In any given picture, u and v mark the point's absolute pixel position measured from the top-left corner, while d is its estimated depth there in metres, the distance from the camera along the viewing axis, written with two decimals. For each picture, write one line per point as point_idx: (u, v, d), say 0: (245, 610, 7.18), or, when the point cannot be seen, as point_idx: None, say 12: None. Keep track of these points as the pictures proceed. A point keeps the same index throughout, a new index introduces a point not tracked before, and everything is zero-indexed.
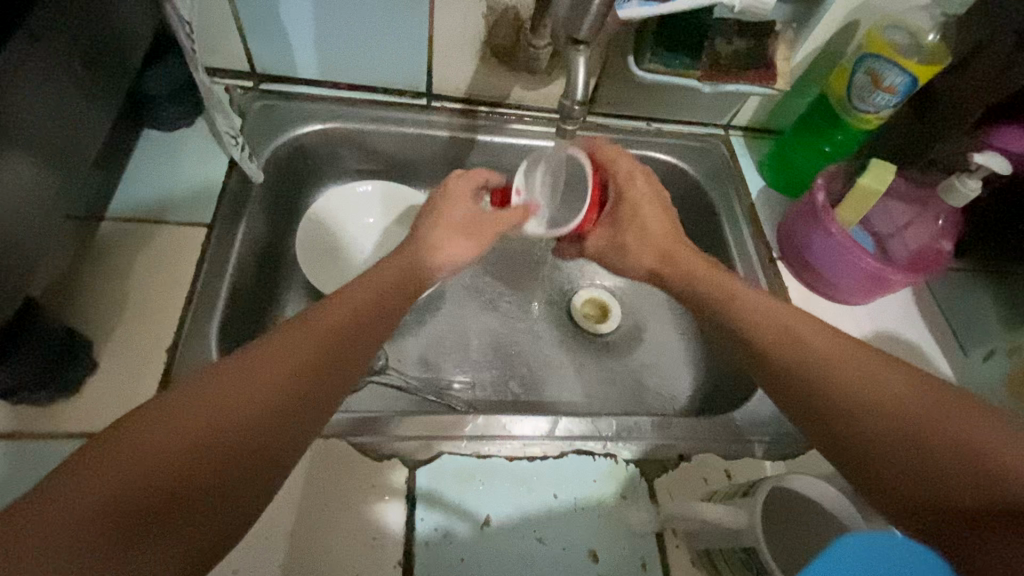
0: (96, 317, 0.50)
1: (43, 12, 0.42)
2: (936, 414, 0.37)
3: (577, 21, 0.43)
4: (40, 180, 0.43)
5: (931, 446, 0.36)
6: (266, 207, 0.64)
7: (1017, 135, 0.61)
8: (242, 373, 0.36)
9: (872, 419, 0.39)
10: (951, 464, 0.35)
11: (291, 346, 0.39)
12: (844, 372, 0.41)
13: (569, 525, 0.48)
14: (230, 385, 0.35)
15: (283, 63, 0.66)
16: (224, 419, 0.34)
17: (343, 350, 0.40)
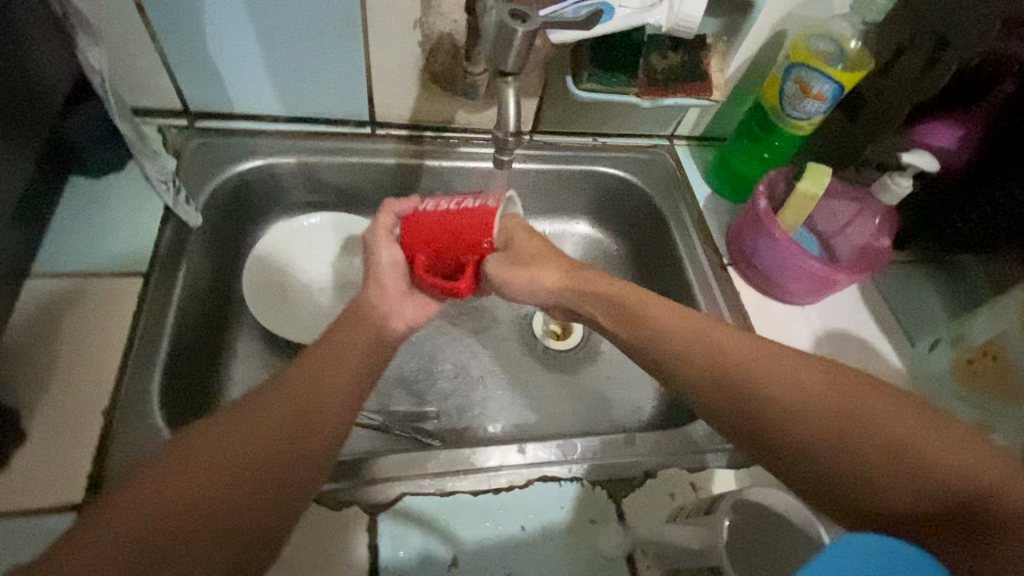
0: (25, 382, 0.47)
1: None
2: (870, 407, 0.39)
3: (503, 53, 0.43)
4: None
5: (866, 456, 0.38)
6: (207, 250, 0.62)
7: (942, 131, 0.64)
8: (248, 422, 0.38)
9: (816, 425, 0.39)
10: (887, 463, 0.37)
11: (284, 397, 0.40)
12: (777, 384, 0.41)
13: (537, 557, 0.47)
14: (255, 417, 0.38)
15: (217, 100, 0.64)
16: (243, 458, 0.36)
17: (327, 399, 0.41)
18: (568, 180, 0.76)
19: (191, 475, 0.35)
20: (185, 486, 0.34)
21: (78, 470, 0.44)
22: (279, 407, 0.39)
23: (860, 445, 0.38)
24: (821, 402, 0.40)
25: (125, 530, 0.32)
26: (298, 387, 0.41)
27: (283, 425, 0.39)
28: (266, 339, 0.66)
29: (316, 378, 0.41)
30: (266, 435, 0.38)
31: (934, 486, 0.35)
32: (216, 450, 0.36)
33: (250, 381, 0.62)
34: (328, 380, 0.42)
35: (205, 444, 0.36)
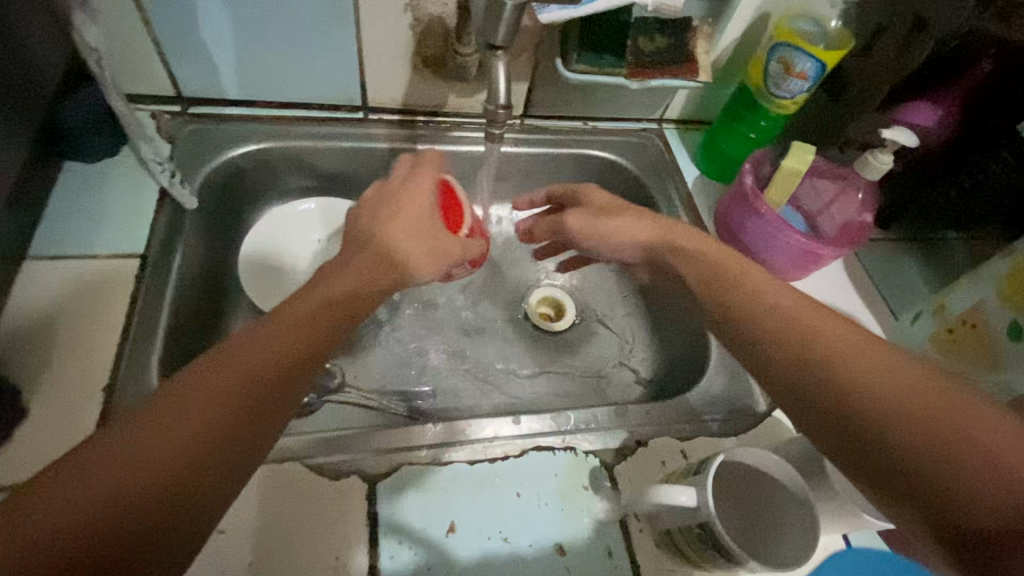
0: (25, 361, 0.48)
1: None
2: (965, 411, 0.32)
3: (493, 27, 0.44)
4: None
5: (936, 445, 0.31)
6: (202, 234, 0.62)
7: (921, 110, 0.66)
8: (188, 399, 0.34)
9: (888, 402, 0.33)
10: (969, 467, 0.30)
11: (229, 368, 0.36)
12: (859, 361, 0.36)
13: (534, 521, 0.48)
14: (193, 399, 0.34)
15: (210, 85, 0.65)
16: (173, 446, 0.33)
17: (274, 382, 0.37)
18: (558, 163, 0.77)
19: (117, 464, 0.31)
20: (121, 473, 0.31)
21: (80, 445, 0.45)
22: (223, 382, 0.35)
23: (925, 432, 0.32)
24: (896, 386, 0.34)
25: (62, 513, 0.29)
26: (235, 369, 0.36)
27: (232, 401, 0.35)
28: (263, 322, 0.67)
29: (256, 356, 0.37)
30: (208, 414, 0.34)
31: (988, 488, 0.29)
32: (144, 440, 0.32)
33: None
34: (276, 351, 0.38)
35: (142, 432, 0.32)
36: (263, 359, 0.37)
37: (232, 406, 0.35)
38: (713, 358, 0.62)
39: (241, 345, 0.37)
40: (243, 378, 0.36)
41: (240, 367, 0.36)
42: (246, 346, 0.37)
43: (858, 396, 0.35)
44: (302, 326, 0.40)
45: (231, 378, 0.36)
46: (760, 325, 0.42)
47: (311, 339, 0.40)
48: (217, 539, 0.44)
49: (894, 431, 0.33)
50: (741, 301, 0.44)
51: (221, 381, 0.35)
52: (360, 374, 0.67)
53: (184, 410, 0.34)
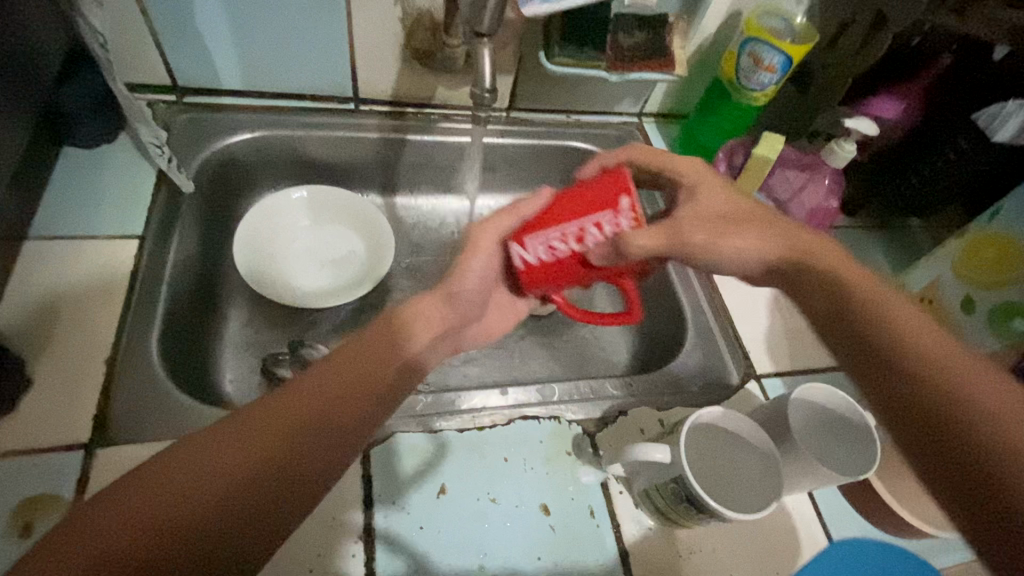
0: (28, 336, 0.49)
1: None
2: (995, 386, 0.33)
3: (478, 15, 0.47)
4: None
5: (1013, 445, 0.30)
6: (198, 218, 0.64)
7: (886, 103, 0.69)
8: (229, 443, 0.36)
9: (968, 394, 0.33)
10: (985, 428, 0.32)
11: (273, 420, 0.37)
12: (912, 324, 0.38)
13: (520, 483, 0.51)
14: (251, 437, 0.36)
15: (204, 75, 0.67)
16: (225, 480, 0.34)
17: (328, 426, 0.38)
18: (543, 154, 0.81)
19: (175, 487, 0.33)
20: (161, 508, 0.32)
21: (83, 415, 0.46)
22: (266, 432, 0.36)
23: (970, 391, 0.33)
24: (947, 353, 0.36)
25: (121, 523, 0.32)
26: (297, 409, 0.38)
27: (271, 454, 0.36)
28: (257, 305, 0.69)
29: (319, 395, 0.39)
30: (249, 459, 0.35)
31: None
32: (201, 466, 0.34)
33: (242, 344, 0.65)
34: (334, 393, 0.39)
35: (198, 461, 0.34)
36: (312, 411, 0.38)
37: (278, 458, 0.36)
38: (690, 335, 0.65)
39: (313, 383, 0.39)
40: (290, 426, 0.37)
41: (292, 418, 0.37)
42: (317, 379, 0.40)
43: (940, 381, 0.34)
44: (354, 378, 0.40)
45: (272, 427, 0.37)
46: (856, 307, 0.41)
47: (371, 380, 0.41)
48: None
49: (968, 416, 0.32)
50: (791, 260, 0.46)
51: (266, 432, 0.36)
52: None
53: (223, 452, 0.35)
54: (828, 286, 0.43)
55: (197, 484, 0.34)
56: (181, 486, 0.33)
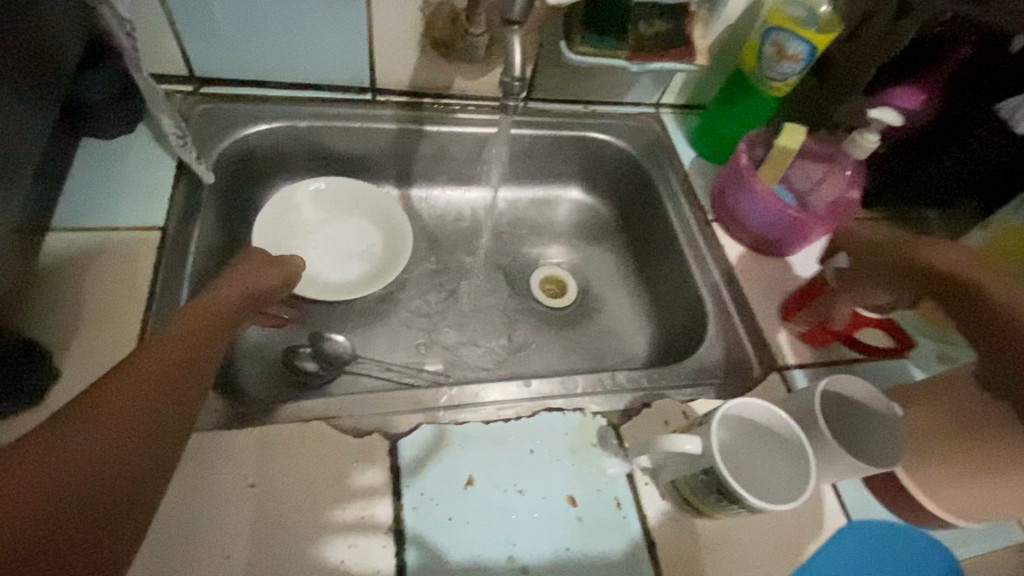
0: (54, 328, 0.49)
1: None
2: None
3: (509, 3, 0.47)
4: None
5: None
6: (217, 209, 0.64)
7: (904, 93, 0.70)
8: (76, 436, 0.33)
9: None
10: None
11: (119, 409, 0.36)
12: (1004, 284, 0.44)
13: (546, 475, 0.51)
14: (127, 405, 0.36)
15: (221, 64, 0.66)
16: (116, 442, 0.35)
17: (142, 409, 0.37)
18: (560, 146, 0.80)
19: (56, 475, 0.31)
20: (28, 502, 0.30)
21: None
22: (123, 420, 0.35)
23: None
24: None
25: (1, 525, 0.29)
26: (140, 387, 0.38)
27: (153, 421, 0.37)
28: None
29: (150, 376, 0.39)
30: (130, 431, 0.35)
31: None
32: (84, 449, 0.33)
33: (262, 336, 0.65)
34: (165, 372, 0.40)
35: (70, 442, 0.33)
36: (149, 391, 0.38)
37: (146, 430, 0.36)
38: (711, 328, 0.65)
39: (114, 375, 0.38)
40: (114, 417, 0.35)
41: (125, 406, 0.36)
42: (145, 359, 0.40)
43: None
44: (170, 367, 0.40)
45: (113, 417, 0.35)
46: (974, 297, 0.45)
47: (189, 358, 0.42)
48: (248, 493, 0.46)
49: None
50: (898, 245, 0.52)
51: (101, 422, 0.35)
52: (370, 348, 0.69)
53: (77, 445, 0.33)
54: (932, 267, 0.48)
55: (51, 485, 0.31)
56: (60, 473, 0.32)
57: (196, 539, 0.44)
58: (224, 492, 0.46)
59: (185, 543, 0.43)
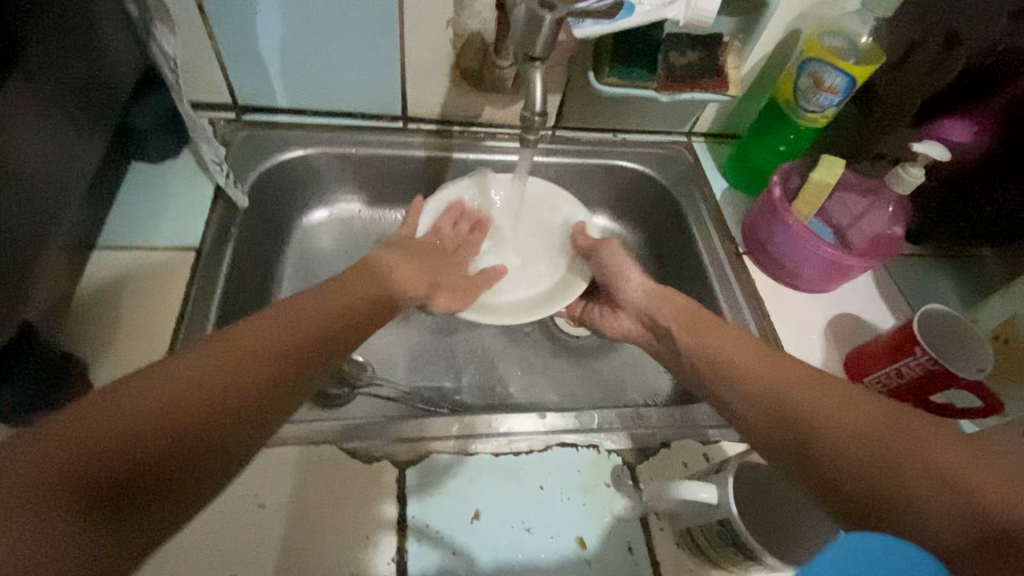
0: (92, 341, 0.52)
1: (56, 61, 0.46)
2: (920, 441, 0.34)
3: (531, 40, 0.47)
4: (46, 212, 0.45)
5: (948, 464, 0.32)
6: (251, 230, 0.66)
7: (955, 126, 0.66)
8: (174, 377, 0.33)
9: (903, 427, 0.36)
10: (921, 485, 0.32)
11: (249, 346, 0.37)
12: (811, 404, 0.40)
13: (556, 514, 0.50)
14: (253, 346, 0.37)
15: (263, 94, 0.69)
16: (245, 376, 0.35)
17: (291, 354, 0.38)
18: (587, 174, 0.80)
19: (175, 393, 0.33)
20: (141, 413, 0.31)
21: None
22: (250, 353, 0.37)
23: (873, 442, 0.36)
24: (863, 436, 0.36)
25: (112, 432, 0.30)
26: (284, 332, 0.39)
27: (269, 364, 0.37)
28: None
29: (276, 332, 0.39)
30: (264, 362, 0.37)
31: (949, 503, 0.30)
32: (201, 375, 0.34)
33: None
34: (295, 335, 0.39)
35: (193, 374, 0.34)
36: (285, 343, 0.38)
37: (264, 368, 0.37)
38: None
39: (273, 318, 0.40)
40: (267, 362, 0.37)
41: (239, 362, 0.36)
42: (305, 309, 0.42)
43: (873, 416, 0.37)
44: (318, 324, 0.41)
45: (211, 375, 0.34)
46: (741, 387, 0.45)
47: (329, 328, 0.42)
48: (257, 513, 0.46)
49: (827, 436, 0.38)
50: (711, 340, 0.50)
51: (212, 359, 0.35)
52: (390, 370, 0.69)
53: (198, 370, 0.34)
54: (728, 370, 0.47)
55: (152, 410, 0.32)
56: (176, 394, 0.33)
57: (202, 560, 0.43)
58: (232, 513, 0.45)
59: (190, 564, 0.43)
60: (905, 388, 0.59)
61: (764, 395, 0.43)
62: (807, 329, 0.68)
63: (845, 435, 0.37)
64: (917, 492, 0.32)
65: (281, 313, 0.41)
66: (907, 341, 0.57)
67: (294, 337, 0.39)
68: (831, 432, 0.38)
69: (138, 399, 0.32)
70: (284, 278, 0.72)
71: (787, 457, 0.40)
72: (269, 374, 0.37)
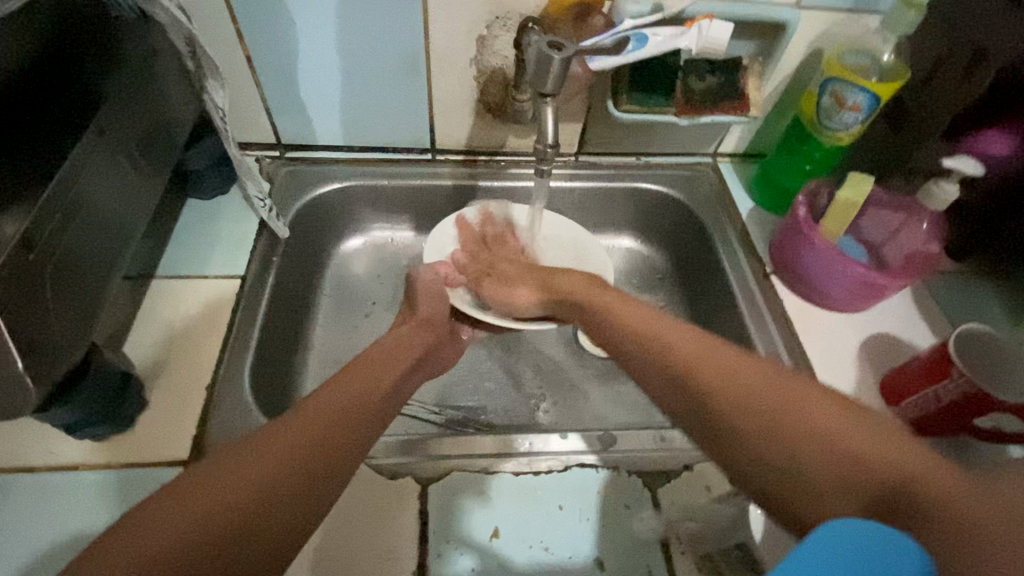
0: (149, 362, 0.57)
1: (123, 118, 0.51)
2: (835, 430, 0.36)
3: (542, 78, 0.50)
4: (114, 249, 0.51)
5: (859, 451, 0.34)
6: (292, 259, 0.71)
7: (996, 139, 0.63)
8: (237, 471, 0.36)
9: (828, 422, 0.36)
10: (848, 473, 0.34)
11: (292, 432, 0.39)
12: (729, 401, 0.40)
13: (575, 535, 0.50)
14: (292, 432, 0.39)
15: (304, 133, 0.75)
16: (288, 459, 0.38)
17: (331, 436, 0.41)
18: (611, 197, 0.81)
19: (226, 485, 0.35)
20: (198, 508, 0.33)
21: (186, 431, 0.52)
22: (295, 438, 0.39)
23: (793, 434, 0.37)
24: (783, 431, 0.37)
25: (174, 529, 0.32)
26: (321, 412, 0.42)
27: (313, 446, 0.39)
28: (337, 339, 0.74)
29: (319, 415, 0.42)
30: (307, 446, 0.39)
31: (863, 486, 0.33)
32: (247, 464, 0.36)
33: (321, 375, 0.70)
34: (329, 417, 0.42)
35: (237, 466, 0.36)
36: (324, 426, 0.41)
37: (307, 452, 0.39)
38: None
39: (316, 401, 0.43)
40: (310, 446, 0.39)
41: (284, 445, 0.38)
42: (338, 389, 0.45)
43: (801, 411, 0.37)
44: (350, 402, 0.44)
45: (258, 465, 0.37)
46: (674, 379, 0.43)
47: (360, 407, 0.45)
48: None
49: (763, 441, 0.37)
50: None
51: (269, 451, 0.38)
52: (419, 390, 0.71)
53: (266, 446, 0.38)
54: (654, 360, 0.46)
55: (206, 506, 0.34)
56: (228, 487, 0.35)
57: None
58: None
59: None
60: (944, 412, 0.56)
61: (701, 394, 0.41)
62: (840, 349, 0.66)
63: (770, 435, 0.37)
64: (838, 480, 0.34)
65: (321, 396, 0.44)
66: (944, 362, 0.56)
67: (331, 420, 0.42)
68: (756, 432, 0.38)
69: (195, 496, 0.34)
70: (322, 303, 0.77)
71: (719, 459, 0.40)
72: (312, 454, 0.39)
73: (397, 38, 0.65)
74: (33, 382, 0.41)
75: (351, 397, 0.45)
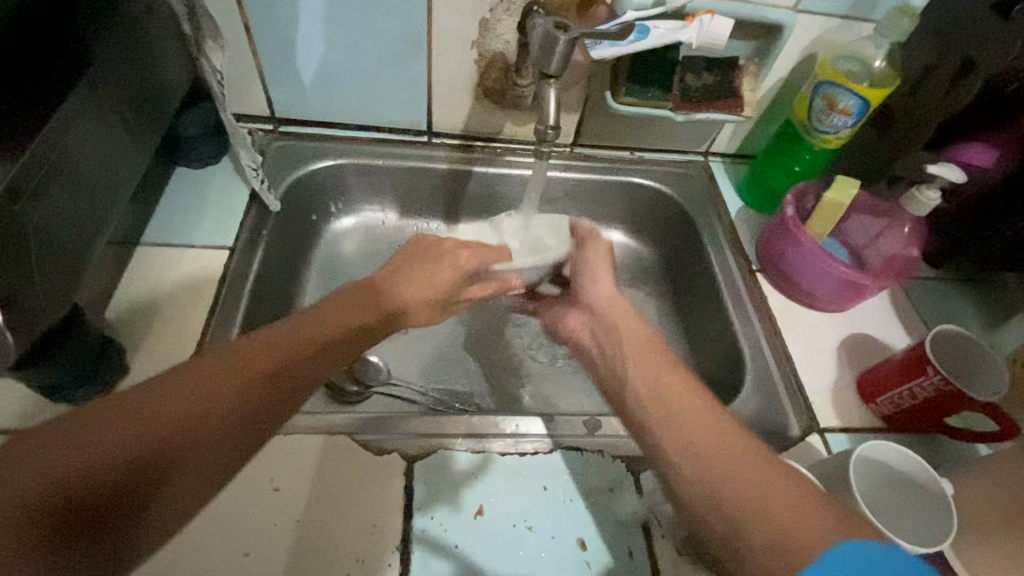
0: (130, 329, 0.56)
1: (110, 77, 0.49)
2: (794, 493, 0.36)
3: (546, 58, 0.51)
4: (100, 209, 0.50)
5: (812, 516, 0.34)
6: (281, 234, 0.70)
7: (977, 150, 0.66)
8: (165, 400, 0.35)
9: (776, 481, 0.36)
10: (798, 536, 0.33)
11: (234, 364, 0.38)
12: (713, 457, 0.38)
13: (558, 514, 0.51)
14: (243, 361, 0.38)
15: (299, 108, 0.74)
16: (227, 390, 0.37)
17: (279, 375, 0.39)
18: (604, 189, 0.82)
19: (150, 413, 0.34)
20: (119, 438, 0.32)
21: None
22: (234, 371, 0.38)
23: (754, 492, 0.36)
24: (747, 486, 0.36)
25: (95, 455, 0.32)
26: (273, 348, 0.40)
27: (251, 387, 0.38)
28: None
29: (264, 351, 0.40)
30: (248, 382, 0.38)
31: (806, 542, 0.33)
32: (187, 393, 0.36)
33: None
34: (281, 359, 0.40)
35: (167, 395, 0.35)
36: (272, 364, 0.39)
37: (248, 391, 0.37)
38: (747, 379, 0.63)
39: (268, 334, 0.41)
40: (249, 381, 0.38)
41: (224, 380, 0.37)
42: (303, 325, 0.43)
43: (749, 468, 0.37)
44: (312, 337, 0.42)
45: (190, 397, 0.35)
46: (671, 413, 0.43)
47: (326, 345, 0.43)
48: (273, 496, 0.48)
49: (744, 504, 0.36)
50: None
51: (206, 383, 0.36)
52: (406, 372, 0.71)
53: (195, 391, 0.36)
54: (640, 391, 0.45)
55: (120, 438, 0.33)
56: (152, 415, 0.34)
57: (217, 536, 0.45)
58: (251, 493, 0.48)
59: (205, 538, 0.45)
60: (917, 408, 0.58)
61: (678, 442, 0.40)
62: (821, 347, 0.68)
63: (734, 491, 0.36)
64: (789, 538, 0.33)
65: (278, 330, 0.42)
66: (920, 360, 0.57)
67: (285, 362, 0.40)
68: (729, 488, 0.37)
69: (128, 422, 0.33)
70: (309, 281, 0.75)
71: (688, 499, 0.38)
72: (246, 398, 0.37)
73: (400, 16, 0.65)
74: (13, 337, 0.40)
75: (317, 336, 0.43)
